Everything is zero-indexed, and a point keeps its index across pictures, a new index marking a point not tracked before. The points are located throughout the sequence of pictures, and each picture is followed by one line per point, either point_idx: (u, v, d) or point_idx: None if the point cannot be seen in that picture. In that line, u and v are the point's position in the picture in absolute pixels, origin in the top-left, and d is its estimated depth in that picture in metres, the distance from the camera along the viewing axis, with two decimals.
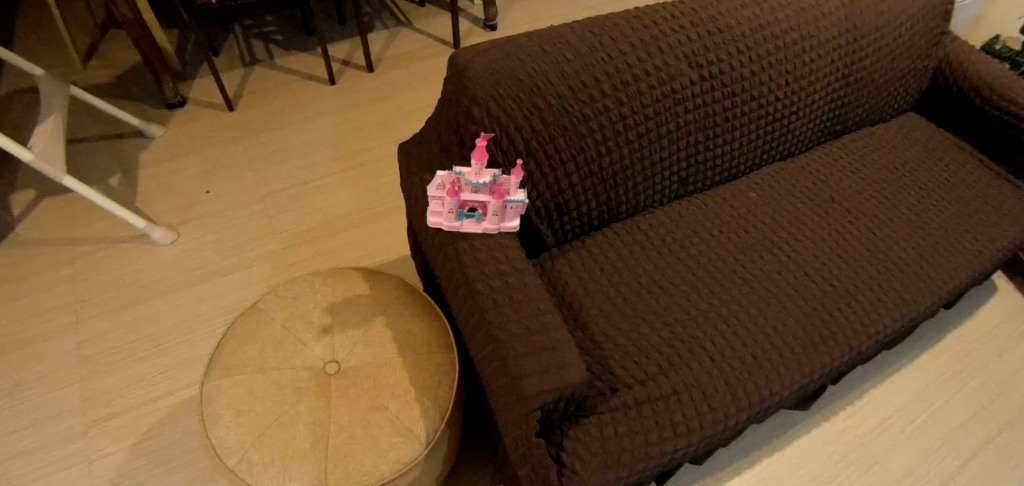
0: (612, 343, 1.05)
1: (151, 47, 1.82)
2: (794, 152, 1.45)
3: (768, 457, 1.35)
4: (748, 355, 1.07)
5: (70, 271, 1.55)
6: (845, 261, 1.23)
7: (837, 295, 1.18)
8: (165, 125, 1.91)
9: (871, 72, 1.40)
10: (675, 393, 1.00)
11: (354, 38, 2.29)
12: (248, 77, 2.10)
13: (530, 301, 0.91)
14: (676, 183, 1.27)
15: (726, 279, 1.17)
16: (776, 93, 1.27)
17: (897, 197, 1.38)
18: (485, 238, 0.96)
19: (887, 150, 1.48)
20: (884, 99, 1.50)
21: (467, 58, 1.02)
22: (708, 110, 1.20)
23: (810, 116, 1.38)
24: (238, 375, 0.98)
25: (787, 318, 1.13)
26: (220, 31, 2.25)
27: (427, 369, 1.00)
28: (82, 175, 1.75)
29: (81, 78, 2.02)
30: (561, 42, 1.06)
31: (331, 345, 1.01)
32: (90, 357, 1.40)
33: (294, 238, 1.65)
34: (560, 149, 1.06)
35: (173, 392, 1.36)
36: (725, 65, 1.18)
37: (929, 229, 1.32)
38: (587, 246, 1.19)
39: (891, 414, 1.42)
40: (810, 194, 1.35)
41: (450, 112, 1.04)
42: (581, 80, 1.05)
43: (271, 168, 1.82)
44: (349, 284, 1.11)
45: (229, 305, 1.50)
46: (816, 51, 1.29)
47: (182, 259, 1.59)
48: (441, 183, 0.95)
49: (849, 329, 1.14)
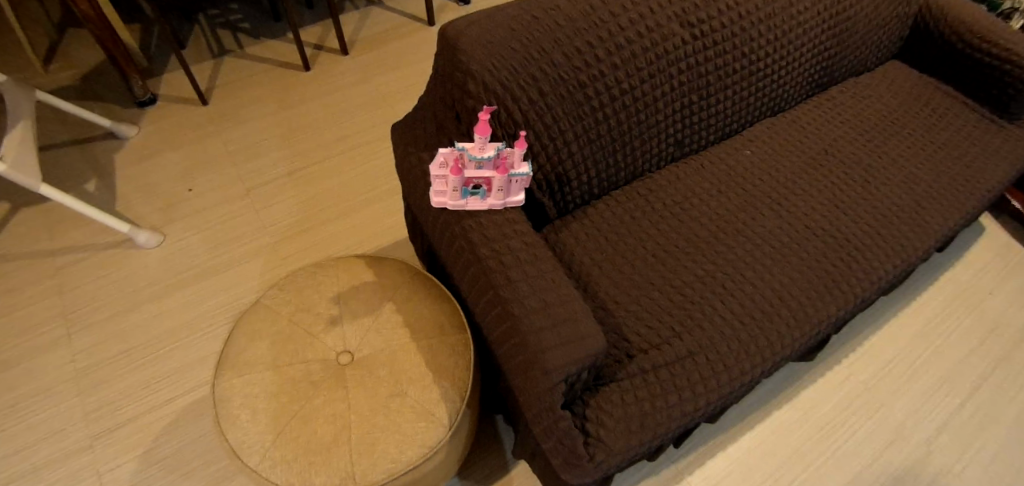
0: (624, 310, 1.05)
1: (116, 43, 1.74)
2: (784, 107, 1.44)
3: (777, 412, 1.37)
4: (758, 311, 1.08)
5: (55, 283, 1.50)
6: (844, 211, 1.24)
7: (838, 246, 1.19)
8: (138, 124, 1.84)
9: (854, 22, 1.40)
10: (691, 354, 1.01)
11: (325, 21, 2.22)
12: (219, 68, 2.03)
13: (545, 274, 0.89)
14: (672, 146, 1.26)
15: (730, 238, 1.17)
16: (765, 48, 1.26)
17: (888, 145, 1.39)
18: (492, 215, 0.93)
19: (873, 99, 1.49)
20: (868, 48, 1.50)
21: (457, 30, 0.98)
22: (701, 71, 1.18)
23: (798, 70, 1.38)
24: (251, 374, 0.96)
25: (792, 273, 1.14)
26: (185, 22, 2.16)
27: (443, 351, 0.99)
28: (56, 183, 1.68)
29: (43, 82, 1.94)
30: (551, 8, 1.03)
31: (342, 335, 1.00)
32: (87, 368, 1.37)
33: (285, 231, 1.61)
34: (559, 118, 1.04)
35: (178, 397, 1.34)
36: (716, 23, 1.16)
37: (920, 175, 1.33)
38: (590, 215, 1.18)
39: (892, 359, 1.46)
40: (803, 148, 1.35)
41: (444, 88, 1.00)
42: (575, 46, 1.03)
43: (254, 162, 1.77)
44: (352, 272, 1.08)
45: (227, 305, 1.47)
46: (802, 4, 1.27)
47: (172, 262, 1.55)
48: (443, 161, 0.92)
49: (853, 278, 1.15)
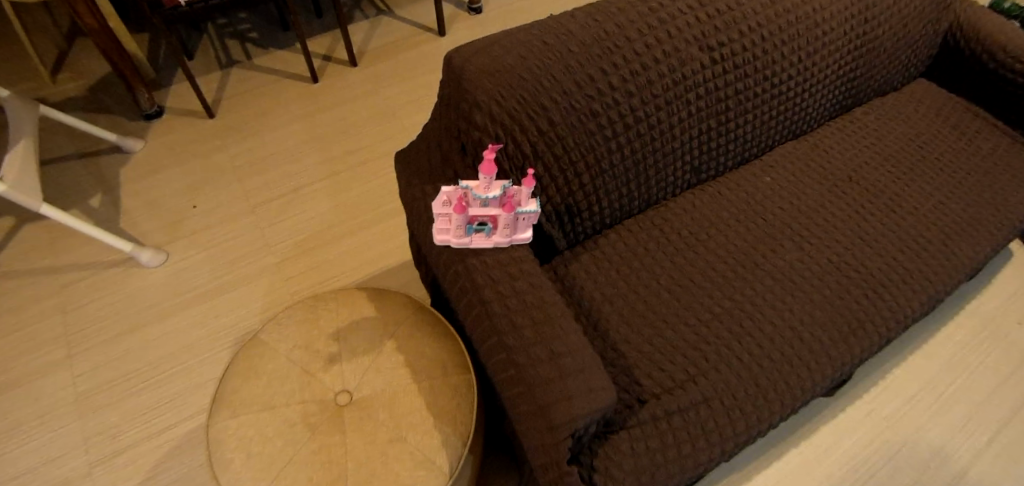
0: (636, 350, 1.00)
1: (121, 56, 1.71)
2: (806, 129, 1.38)
3: (794, 449, 1.31)
4: (778, 352, 1.02)
5: (57, 301, 1.48)
6: (868, 243, 1.18)
7: (862, 281, 1.13)
8: (143, 137, 1.82)
9: (882, 42, 1.33)
10: (706, 399, 0.96)
11: (334, 31, 2.19)
12: (227, 79, 2.00)
13: (552, 320, 0.84)
14: (688, 172, 1.21)
15: (749, 272, 1.11)
16: (788, 71, 1.20)
17: (915, 171, 1.32)
18: (497, 253, 0.89)
19: (899, 121, 1.42)
20: (895, 67, 1.43)
21: (463, 57, 0.94)
22: (721, 96, 1.13)
23: (822, 92, 1.32)
24: (246, 414, 0.93)
25: (814, 311, 1.08)
26: (193, 32, 2.14)
27: (445, 393, 0.95)
28: (61, 198, 1.67)
29: (51, 93, 1.92)
30: (562, 34, 0.99)
31: (341, 374, 0.96)
32: (87, 391, 1.34)
33: (289, 250, 1.58)
34: (570, 149, 0.99)
35: (177, 424, 1.31)
36: (737, 46, 1.11)
37: (950, 203, 1.26)
38: (602, 246, 1.13)
39: (915, 393, 1.39)
40: (826, 174, 1.29)
41: (449, 118, 0.96)
42: (588, 73, 0.98)
43: (259, 177, 1.74)
44: (353, 306, 1.05)
45: (229, 328, 1.44)
46: (828, 25, 1.21)
47: (175, 281, 1.52)
48: (446, 199, 0.87)
49: (878, 317, 1.09)
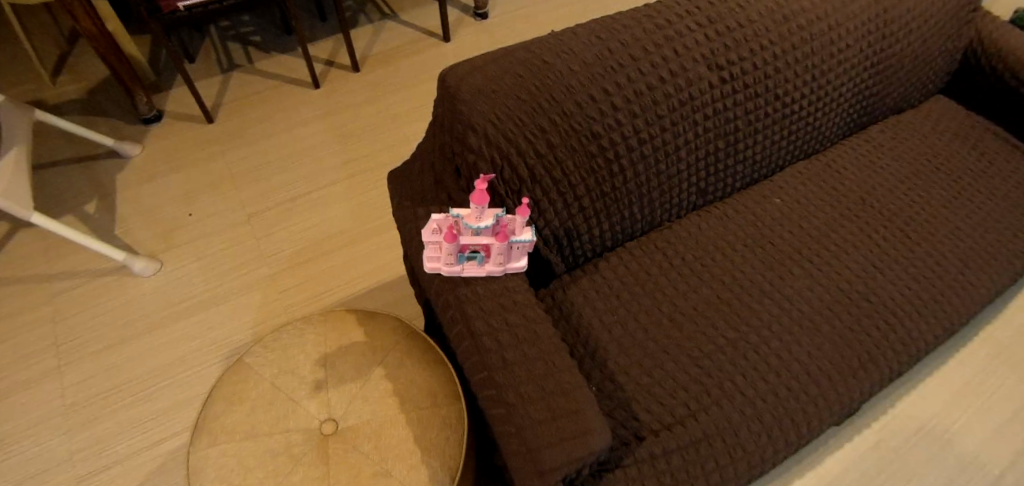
0: (635, 382, 0.96)
1: (120, 60, 1.69)
2: (818, 148, 1.33)
3: (797, 480, 1.26)
4: (784, 387, 0.98)
5: (49, 310, 1.46)
6: (881, 271, 1.13)
7: (874, 312, 1.08)
8: (142, 142, 1.80)
9: (900, 58, 1.27)
10: (707, 437, 0.92)
11: (337, 36, 2.16)
12: (227, 84, 1.98)
13: (545, 356, 0.81)
14: (694, 194, 1.16)
15: (755, 301, 1.07)
16: (801, 89, 1.15)
17: (932, 193, 1.26)
18: (490, 283, 0.86)
19: (917, 139, 1.36)
20: (913, 84, 1.37)
21: (458, 77, 0.91)
22: (729, 116, 1.08)
23: (837, 111, 1.26)
24: (227, 443, 0.89)
25: (822, 343, 1.03)
26: (195, 35, 2.12)
27: (434, 425, 0.91)
28: (56, 204, 1.65)
29: (51, 95, 1.90)
30: (563, 52, 0.95)
31: (327, 402, 0.93)
32: (75, 404, 1.32)
33: (284, 262, 1.55)
34: (569, 172, 0.95)
35: (165, 440, 1.28)
36: (748, 64, 1.06)
37: (967, 229, 1.21)
38: (602, 270, 1.08)
39: (926, 423, 1.33)
40: (838, 195, 1.24)
41: (443, 138, 0.92)
42: (590, 94, 0.94)
43: (257, 185, 1.71)
44: (342, 329, 1.01)
45: (221, 341, 1.41)
46: (843, 41, 1.16)
47: (168, 291, 1.49)
48: (437, 227, 0.84)
49: (889, 350, 1.04)
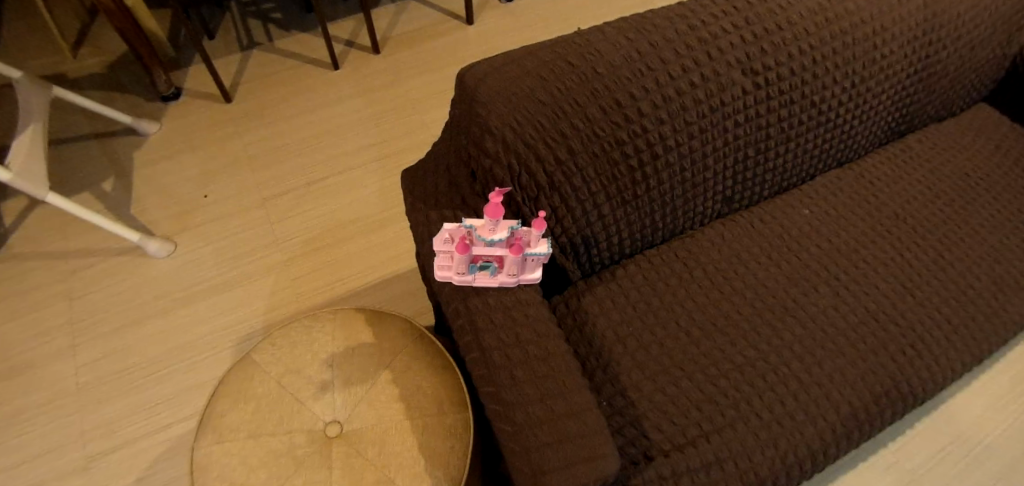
0: (647, 399, 0.93)
1: (139, 37, 1.67)
2: (852, 156, 1.27)
3: None
4: (802, 411, 0.94)
5: (64, 288, 1.47)
6: (911, 292, 1.08)
7: (901, 335, 1.03)
8: (159, 120, 1.79)
9: (946, 65, 1.20)
10: (718, 460, 0.89)
11: (358, 16, 2.11)
12: (247, 62, 1.96)
13: (555, 375, 0.80)
14: (719, 202, 1.12)
15: (777, 318, 1.03)
16: (840, 96, 1.09)
17: (971, 209, 1.19)
18: (502, 294, 0.85)
19: (957, 151, 1.29)
20: (958, 91, 1.29)
21: (478, 78, 0.87)
22: (762, 123, 1.03)
23: (875, 119, 1.20)
24: (230, 441, 0.88)
25: (845, 367, 0.99)
26: (216, 10, 2.10)
27: (439, 433, 0.89)
28: (74, 180, 1.65)
29: (71, 69, 1.90)
30: (589, 53, 0.90)
31: (332, 404, 0.91)
32: (87, 384, 1.33)
33: (297, 248, 1.54)
34: (590, 179, 0.91)
35: (173, 424, 1.28)
36: (785, 69, 1.00)
37: (1005, 250, 1.15)
38: (619, 279, 1.05)
39: (948, 443, 1.26)
40: (871, 208, 1.18)
41: (460, 141, 0.89)
42: (615, 98, 0.89)
43: (273, 168, 1.69)
44: (350, 329, 1.00)
45: (232, 326, 1.41)
46: (888, 46, 1.09)
47: (181, 274, 1.49)
48: (449, 237, 0.83)
49: (916, 377, 1.00)
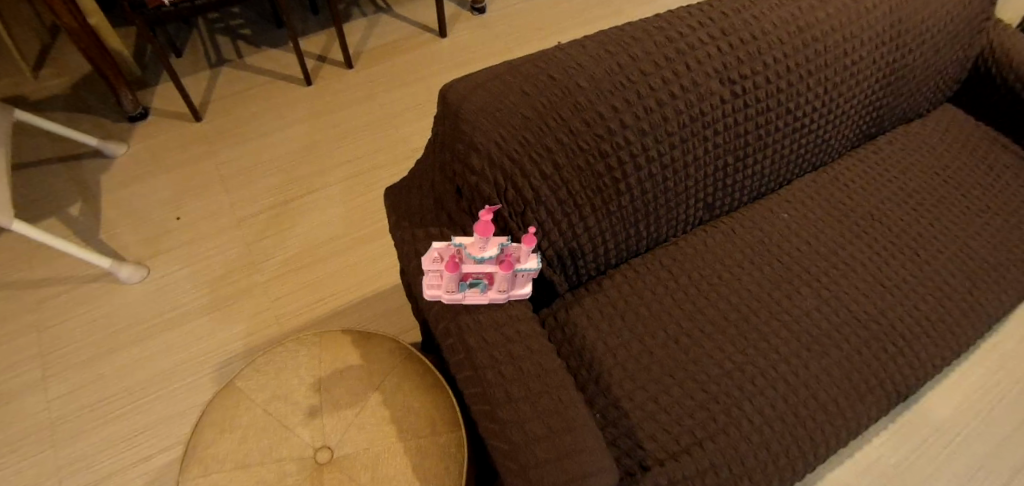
0: (640, 409, 0.93)
1: (104, 57, 1.62)
2: (826, 160, 1.30)
3: None
4: (792, 413, 0.95)
5: (33, 318, 1.41)
6: (889, 291, 1.10)
7: (883, 333, 1.05)
8: (127, 142, 1.74)
9: (911, 69, 1.23)
10: (713, 466, 0.90)
11: (330, 30, 2.10)
12: (216, 80, 1.92)
13: (551, 391, 0.79)
14: (701, 209, 1.13)
15: (763, 321, 1.04)
16: (813, 102, 1.12)
17: (941, 208, 1.23)
18: (492, 310, 0.85)
19: (925, 151, 1.32)
20: (923, 94, 1.33)
21: (461, 94, 0.87)
22: (740, 130, 1.05)
23: (846, 123, 1.23)
24: (217, 473, 0.85)
25: (830, 367, 1.01)
26: (183, 27, 2.06)
27: (433, 454, 0.88)
28: (39, 207, 1.59)
29: (32, 91, 1.84)
30: (571, 67, 0.91)
31: (321, 429, 0.89)
32: (61, 417, 1.27)
33: (276, 268, 1.51)
34: (575, 192, 0.91)
35: (154, 455, 1.23)
36: (761, 78, 1.02)
37: (976, 246, 1.18)
38: (606, 289, 1.05)
39: (929, 437, 1.28)
40: (847, 210, 1.21)
41: (444, 159, 0.89)
42: (598, 111, 0.90)
43: (247, 188, 1.66)
44: (337, 351, 0.98)
45: (211, 352, 1.37)
46: (857, 53, 1.12)
47: (156, 299, 1.45)
48: (438, 256, 0.83)
49: (897, 374, 1.02)
